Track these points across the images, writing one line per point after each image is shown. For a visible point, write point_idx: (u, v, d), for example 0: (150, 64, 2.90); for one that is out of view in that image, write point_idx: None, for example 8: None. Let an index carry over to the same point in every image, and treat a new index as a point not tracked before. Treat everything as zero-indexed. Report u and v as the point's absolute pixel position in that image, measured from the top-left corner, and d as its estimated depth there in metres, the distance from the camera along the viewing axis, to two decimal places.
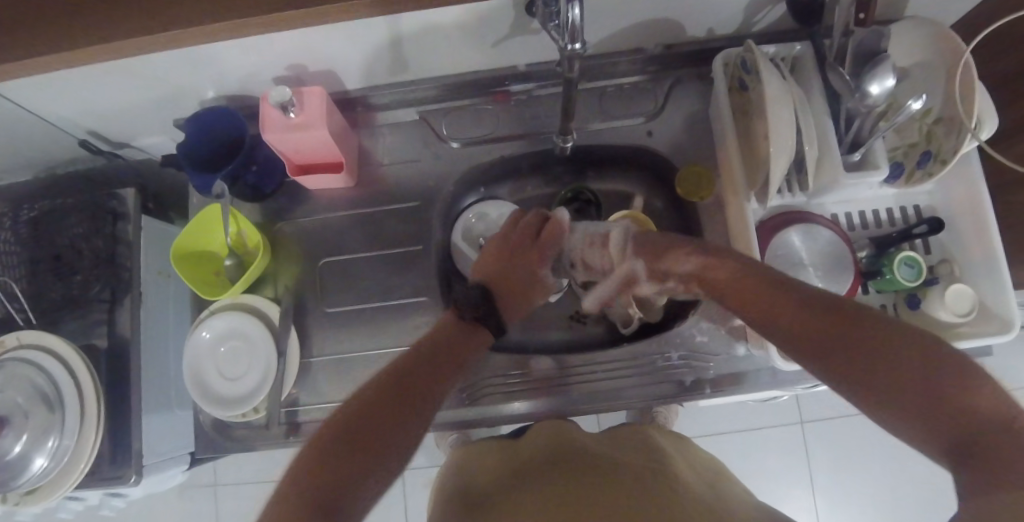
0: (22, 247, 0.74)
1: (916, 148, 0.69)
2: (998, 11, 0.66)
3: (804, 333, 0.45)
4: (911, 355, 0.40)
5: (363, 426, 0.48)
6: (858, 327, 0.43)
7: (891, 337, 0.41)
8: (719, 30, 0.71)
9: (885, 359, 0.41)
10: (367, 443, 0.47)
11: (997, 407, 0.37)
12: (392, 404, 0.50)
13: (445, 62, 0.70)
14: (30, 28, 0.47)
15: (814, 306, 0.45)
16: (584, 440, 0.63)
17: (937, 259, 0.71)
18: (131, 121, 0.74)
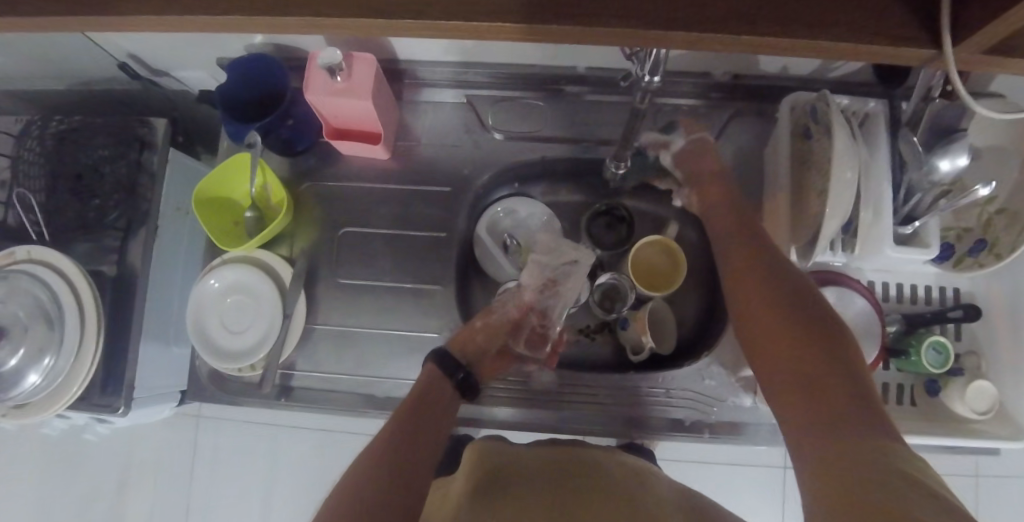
0: (46, 159, 0.73)
1: (969, 233, 0.65)
2: None
3: (779, 344, 0.49)
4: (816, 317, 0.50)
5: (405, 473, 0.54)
6: (826, 346, 0.47)
7: (843, 367, 0.46)
8: (794, 69, 0.68)
9: (825, 381, 0.45)
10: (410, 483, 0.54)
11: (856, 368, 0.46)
12: (413, 445, 0.58)
13: (506, 51, 0.67)
14: None
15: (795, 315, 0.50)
16: (520, 459, 0.67)
17: (965, 348, 0.69)
18: (174, 51, 0.71)
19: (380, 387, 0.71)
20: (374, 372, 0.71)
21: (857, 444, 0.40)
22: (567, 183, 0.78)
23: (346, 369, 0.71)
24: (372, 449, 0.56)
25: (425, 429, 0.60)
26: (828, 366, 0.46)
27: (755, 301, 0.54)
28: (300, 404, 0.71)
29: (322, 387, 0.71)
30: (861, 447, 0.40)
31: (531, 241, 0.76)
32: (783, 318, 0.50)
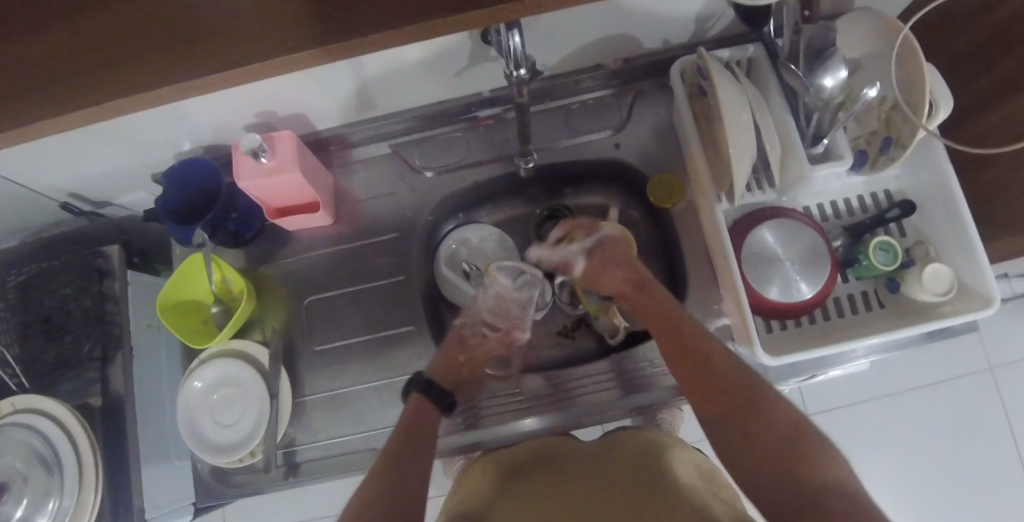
0: (11, 312, 0.76)
1: (876, 135, 0.70)
2: None
3: (698, 381, 0.59)
4: (710, 349, 0.60)
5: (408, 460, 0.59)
6: (722, 379, 0.58)
7: (774, 410, 0.55)
8: (674, 39, 0.73)
9: (746, 412, 0.56)
10: (410, 470, 0.59)
11: (750, 378, 0.58)
12: (412, 448, 0.61)
13: (410, 95, 0.71)
14: None
15: (716, 384, 0.58)
16: (568, 453, 0.66)
17: (912, 241, 0.73)
18: (109, 180, 0.75)
19: (381, 439, 0.72)
20: (372, 425, 0.72)
21: (793, 458, 0.51)
22: (506, 200, 0.82)
23: (346, 432, 0.72)
24: (384, 456, 0.60)
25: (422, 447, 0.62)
26: (741, 395, 0.57)
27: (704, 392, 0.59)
28: (308, 477, 0.71)
29: (326, 455, 0.72)
30: (800, 454, 0.51)
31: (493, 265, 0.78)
32: (688, 361, 0.60)
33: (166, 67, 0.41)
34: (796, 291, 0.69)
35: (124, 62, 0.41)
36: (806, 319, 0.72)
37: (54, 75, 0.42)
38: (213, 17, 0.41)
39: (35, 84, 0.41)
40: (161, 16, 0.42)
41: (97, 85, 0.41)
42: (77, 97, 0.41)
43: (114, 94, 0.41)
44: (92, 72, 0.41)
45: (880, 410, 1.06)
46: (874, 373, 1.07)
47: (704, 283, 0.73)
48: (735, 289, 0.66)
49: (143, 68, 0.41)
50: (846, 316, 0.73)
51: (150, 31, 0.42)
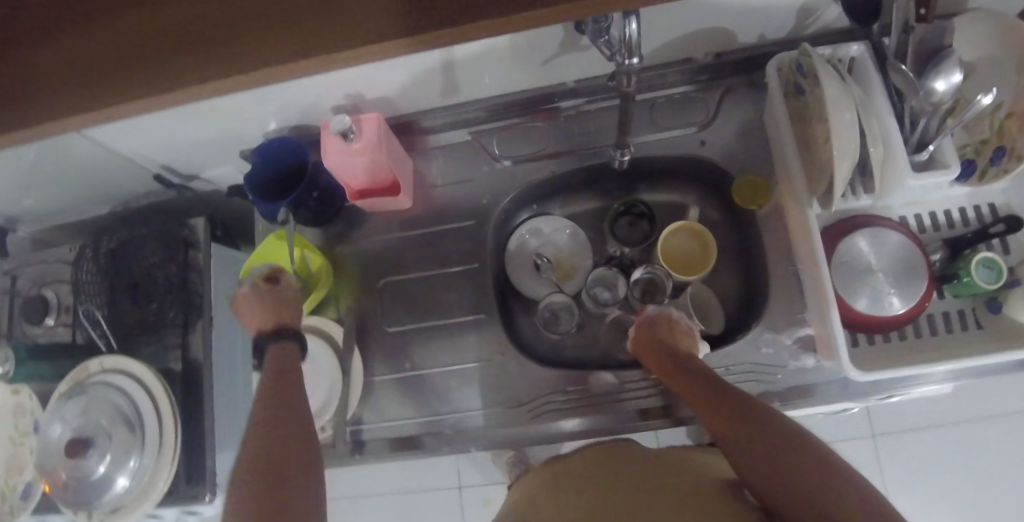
0: (102, 275, 0.80)
1: (987, 144, 0.65)
2: None
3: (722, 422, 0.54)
4: (722, 393, 0.57)
5: (280, 450, 0.52)
6: (740, 419, 0.53)
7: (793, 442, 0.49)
8: (771, 35, 0.70)
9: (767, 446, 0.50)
10: (288, 462, 0.52)
11: (773, 418, 0.52)
12: (280, 443, 0.53)
13: (495, 83, 0.71)
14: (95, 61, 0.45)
15: (741, 422, 0.53)
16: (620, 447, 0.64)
17: (1017, 259, 0.68)
18: (200, 154, 0.78)
19: (446, 424, 0.72)
20: (437, 410, 0.73)
21: (828, 486, 0.45)
22: (581, 193, 0.80)
23: (413, 415, 0.73)
24: (249, 451, 0.52)
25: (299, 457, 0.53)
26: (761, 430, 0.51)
27: (749, 454, 0.51)
28: (373, 456, 0.72)
29: (392, 435, 0.73)
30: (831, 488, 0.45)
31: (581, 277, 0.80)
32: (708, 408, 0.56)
33: (235, 53, 0.42)
34: (887, 305, 0.66)
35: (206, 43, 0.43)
36: (895, 334, 0.68)
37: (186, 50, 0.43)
38: (293, 8, 0.42)
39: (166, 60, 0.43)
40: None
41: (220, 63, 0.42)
42: (175, 79, 0.42)
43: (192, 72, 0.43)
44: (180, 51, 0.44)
45: (958, 437, 1.00)
46: (950, 396, 1.01)
47: (787, 291, 0.70)
48: (825, 298, 0.63)
49: (217, 50, 0.43)
50: (940, 335, 0.68)
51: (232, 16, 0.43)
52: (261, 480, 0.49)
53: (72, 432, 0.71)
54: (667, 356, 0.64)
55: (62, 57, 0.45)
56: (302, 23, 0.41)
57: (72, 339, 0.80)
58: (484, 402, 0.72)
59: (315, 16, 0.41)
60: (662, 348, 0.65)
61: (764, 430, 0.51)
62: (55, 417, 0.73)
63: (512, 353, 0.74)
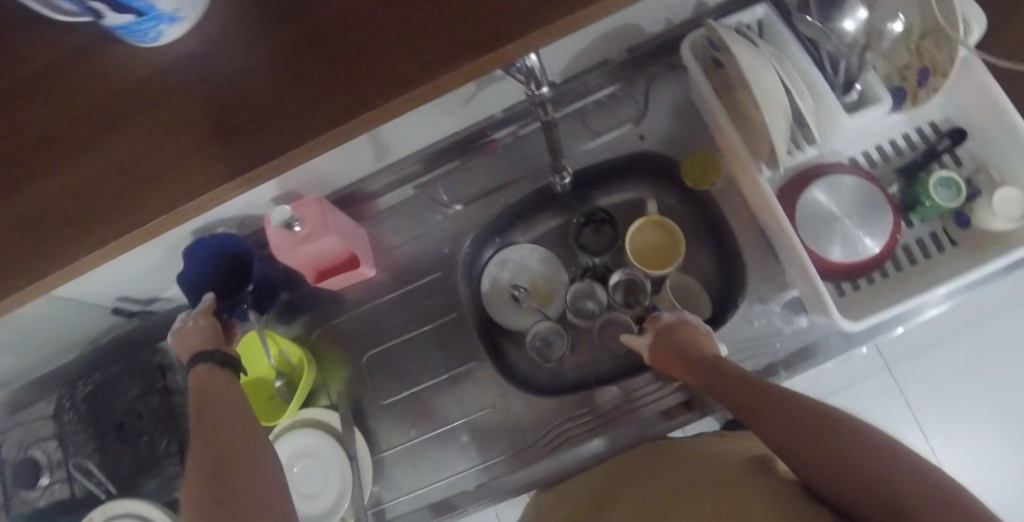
0: (86, 423, 0.78)
1: (910, 69, 0.65)
2: None
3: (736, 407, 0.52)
4: (734, 378, 0.54)
5: (239, 446, 0.47)
6: (750, 398, 0.51)
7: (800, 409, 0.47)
8: (677, 18, 0.71)
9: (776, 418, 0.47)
10: (241, 458, 0.46)
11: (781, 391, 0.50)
12: (225, 443, 0.47)
13: (424, 132, 0.70)
14: None
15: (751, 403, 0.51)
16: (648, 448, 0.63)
17: (970, 169, 0.68)
18: (152, 278, 0.77)
19: (465, 480, 0.71)
20: (454, 468, 0.72)
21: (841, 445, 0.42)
22: (539, 216, 0.80)
23: (432, 479, 0.72)
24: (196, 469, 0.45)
25: (237, 450, 0.47)
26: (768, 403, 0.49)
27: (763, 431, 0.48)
28: None
29: (416, 506, 0.71)
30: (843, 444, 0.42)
31: (561, 298, 0.79)
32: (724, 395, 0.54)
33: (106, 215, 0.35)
34: (861, 247, 0.66)
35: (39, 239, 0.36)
36: (877, 274, 0.68)
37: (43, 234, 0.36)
38: (152, 138, 0.35)
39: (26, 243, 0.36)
40: (145, 128, 0.35)
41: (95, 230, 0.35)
42: (49, 257, 0.35)
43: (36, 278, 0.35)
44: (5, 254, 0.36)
45: None
46: None
47: (761, 260, 0.70)
48: (798, 256, 0.63)
49: (59, 244, 0.35)
50: (919, 263, 0.68)
51: (64, 207, 0.35)
52: (208, 477, 0.44)
53: None
54: (680, 358, 0.61)
55: None
56: (151, 193, 0.35)
57: (70, 495, 0.77)
58: (498, 447, 0.71)
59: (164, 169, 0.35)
60: (670, 348, 0.63)
61: (771, 403, 0.49)
62: None
63: (512, 392, 0.73)
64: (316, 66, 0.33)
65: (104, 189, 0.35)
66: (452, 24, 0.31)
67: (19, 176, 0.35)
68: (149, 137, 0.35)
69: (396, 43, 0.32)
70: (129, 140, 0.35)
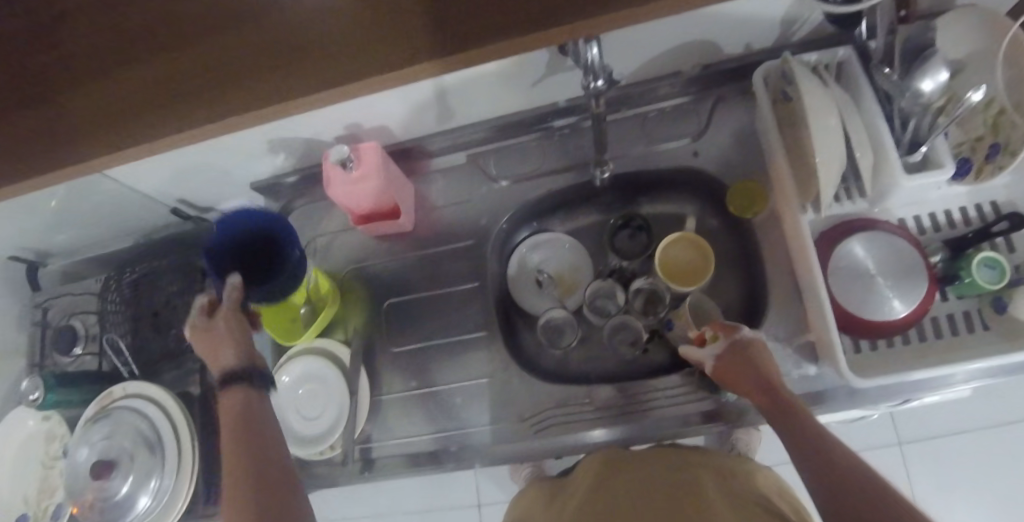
0: (126, 306, 0.84)
1: (982, 141, 0.63)
2: None
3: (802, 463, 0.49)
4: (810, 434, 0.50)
5: (245, 444, 0.46)
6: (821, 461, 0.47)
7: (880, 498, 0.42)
8: (757, 44, 0.71)
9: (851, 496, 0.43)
10: (253, 455, 0.46)
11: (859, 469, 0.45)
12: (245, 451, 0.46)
13: (488, 105, 0.73)
14: (82, 127, 0.45)
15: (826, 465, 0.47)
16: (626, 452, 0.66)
17: (1022, 257, 0.66)
18: (213, 187, 0.82)
19: (451, 441, 0.74)
20: (444, 427, 0.75)
21: None
22: (580, 210, 0.82)
23: (421, 432, 0.75)
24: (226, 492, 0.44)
25: (255, 462, 0.45)
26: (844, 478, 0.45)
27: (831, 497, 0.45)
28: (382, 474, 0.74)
29: (400, 453, 0.75)
30: None
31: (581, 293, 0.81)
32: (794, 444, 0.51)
33: (221, 95, 0.42)
34: (890, 308, 0.65)
35: (152, 110, 0.44)
36: (899, 339, 0.68)
37: (169, 105, 0.43)
38: (270, 41, 0.42)
39: (155, 110, 0.44)
40: (266, 35, 0.43)
41: (207, 106, 0.42)
42: (168, 121, 0.43)
43: (149, 140, 0.43)
44: (128, 115, 0.44)
45: (996, 442, 0.95)
46: (983, 401, 0.96)
47: (786, 299, 0.70)
48: (820, 304, 0.63)
49: (166, 112, 0.43)
50: (945, 338, 0.67)
51: (193, 85, 0.43)
52: (245, 496, 0.43)
53: (97, 456, 0.76)
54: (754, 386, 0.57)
55: (51, 117, 0.46)
56: (259, 84, 0.42)
57: (99, 367, 0.84)
58: (489, 417, 0.74)
59: (272, 67, 0.42)
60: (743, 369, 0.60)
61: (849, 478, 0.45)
62: (83, 440, 0.77)
63: (514, 370, 0.75)
64: (389, 15, 0.40)
65: (224, 77, 0.43)
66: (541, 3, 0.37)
67: (164, 63, 0.45)
68: (268, 39, 0.42)
69: (461, 10, 0.39)
70: (236, 47, 0.43)
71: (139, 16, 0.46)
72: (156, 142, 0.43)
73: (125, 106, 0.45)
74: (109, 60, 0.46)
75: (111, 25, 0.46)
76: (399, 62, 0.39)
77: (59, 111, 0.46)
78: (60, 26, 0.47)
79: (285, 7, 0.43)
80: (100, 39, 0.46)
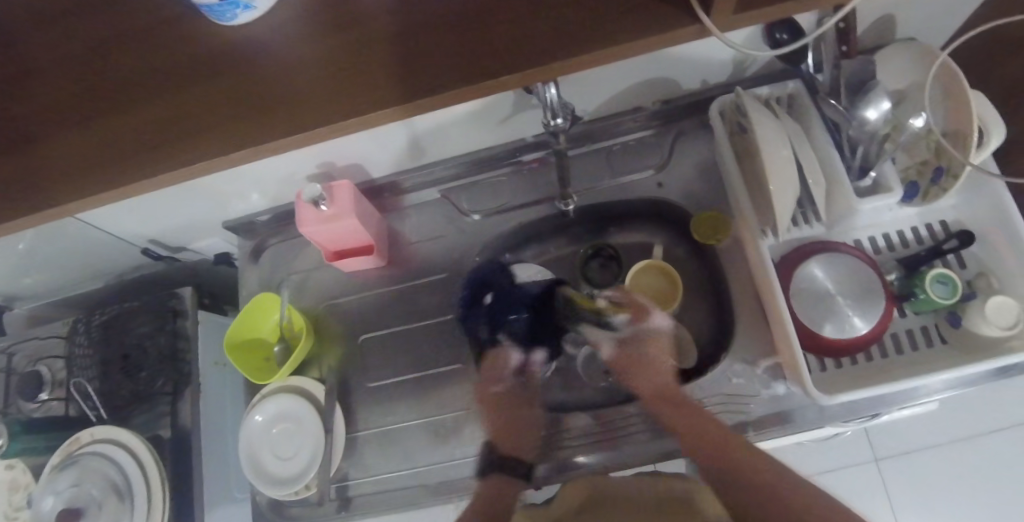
0: (95, 349, 0.83)
1: (927, 165, 0.68)
2: (1002, 14, 0.67)
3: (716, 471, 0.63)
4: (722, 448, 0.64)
5: None
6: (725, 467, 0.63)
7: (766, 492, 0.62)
8: (712, 80, 0.75)
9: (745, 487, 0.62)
10: None
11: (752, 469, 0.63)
12: None
13: (458, 141, 0.76)
14: (58, 172, 0.45)
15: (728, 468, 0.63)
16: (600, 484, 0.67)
17: (973, 273, 0.69)
18: (185, 228, 0.82)
19: (429, 475, 0.74)
20: (421, 462, 0.74)
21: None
22: (551, 241, 0.84)
23: (398, 468, 0.74)
24: None
25: None
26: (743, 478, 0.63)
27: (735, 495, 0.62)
28: (359, 512, 0.73)
29: (377, 490, 0.74)
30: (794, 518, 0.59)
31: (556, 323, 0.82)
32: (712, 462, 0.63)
33: (195, 138, 0.43)
34: (850, 327, 0.67)
35: (116, 160, 0.44)
36: (862, 356, 0.69)
37: (146, 148, 0.44)
38: (246, 86, 0.44)
39: (131, 153, 0.44)
40: (241, 82, 0.44)
41: (182, 148, 0.43)
42: (143, 165, 0.44)
43: (124, 185, 0.44)
44: (91, 164, 0.45)
45: (967, 454, 0.97)
46: (951, 414, 0.98)
47: (753, 321, 0.72)
48: (785, 325, 0.65)
49: (142, 156, 0.44)
50: (905, 354, 0.69)
51: (171, 130, 0.44)
52: None
53: (64, 505, 0.74)
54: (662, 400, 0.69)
55: (27, 162, 0.46)
56: (233, 129, 0.43)
57: (65, 413, 0.82)
58: (467, 450, 0.74)
59: (247, 112, 0.43)
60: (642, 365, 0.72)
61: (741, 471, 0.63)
62: (48, 490, 0.75)
63: (491, 401, 0.75)
64: (349, 67, 0.42)
65: (200, 121, 0.44)
66: (502, 49, 0.40)
67: (144, 108, 0.45)
68: (244, 86, 0.44)
69: (420, 63, 0.41)
70: (200, 97, 0.44)
71: (106, 69, 0.47)
72: (133, 186, 0.44)
73: (100, 148, 0.45)
74: (84, 106, 0.46)
75: (77, 77, 0.47)
76: (358, 111, 0.40)
77: (26, 162, 0.47)
78: (27, 79, 0.48)
79: (252, 59, 0.44)
80: (76, 85, 0.47)
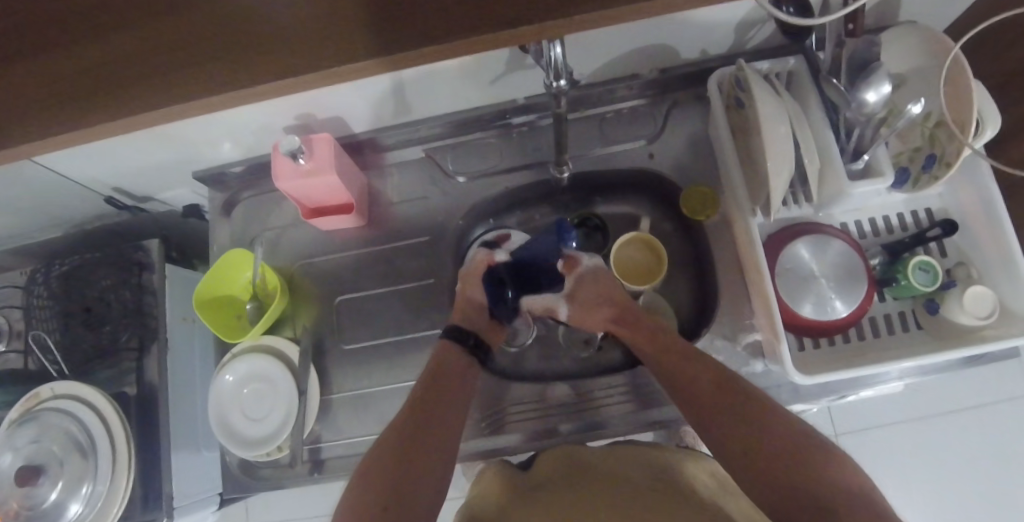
0: (55, 301, 0.79)
1: (920, 151, 0.67)
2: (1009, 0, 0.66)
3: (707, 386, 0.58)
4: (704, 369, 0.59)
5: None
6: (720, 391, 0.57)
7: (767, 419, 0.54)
8: (712, 50, 0.73)
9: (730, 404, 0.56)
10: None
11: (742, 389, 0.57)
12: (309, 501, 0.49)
13: (445, 99, 0.72)
14: (11, 108, 0.41)
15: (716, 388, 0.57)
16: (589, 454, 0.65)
17: (953, 261, 0.70)
18: (152, 176, 0.78)
19: None
20: None
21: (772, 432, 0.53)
22: (536, 208, 0.82)
23: (372, 431, 0.73)
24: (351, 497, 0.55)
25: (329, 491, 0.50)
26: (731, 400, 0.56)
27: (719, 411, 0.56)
28: (331, 475, 0.72)
29: (349, 453, 0.73)
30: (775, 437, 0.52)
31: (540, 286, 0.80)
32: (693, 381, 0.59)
33: (163, 79, 0.39)
34: (830, 310, 0.68)
35: (74, 99, 0.41)
36: (840, 338, 0.70)
37: (110, 87, 0.40)
38: (219, 25, 0.40)
39: (93, 92, 0.40)
40: (214, 19, 0.40)
41: (149, 90, 0.39)
42: (106, 106, 0.40)
43: (85, 126, 0.40)
44: (46, 102, 0.41)
45: (920, 432, 1.01)
46: (909, 395, 1.02)
47: (737, 301, 0.72)
48: (768, 305, 0.64)
49: (104, 94, 0.40)
50: (881, 338, 0.70)
51: (135, 67, 0.40)
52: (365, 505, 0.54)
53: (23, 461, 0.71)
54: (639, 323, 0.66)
55: None
56: (205, 71, 0.39)
57: (25, 366, 0.79)
58: None
59: (220, 53, 0.39)
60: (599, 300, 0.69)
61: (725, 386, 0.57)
62: (6, 446, 0.72)
63: None
64: (332, 9, 0.38)
65: (168, 60, 0.40)
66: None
67: (105, 42, 0.41)
68: (217, 24, 0.40)
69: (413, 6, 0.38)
70: (167, 34, 0.40)
71: None
72: (98, 128, 0.40)
73: (58, 84, 0.41)
74: (37, 35, 0.42)
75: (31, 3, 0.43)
76: (338, 60, 0.37)
77: None
78: None
79: None
80: (30, 12, 0.42)
